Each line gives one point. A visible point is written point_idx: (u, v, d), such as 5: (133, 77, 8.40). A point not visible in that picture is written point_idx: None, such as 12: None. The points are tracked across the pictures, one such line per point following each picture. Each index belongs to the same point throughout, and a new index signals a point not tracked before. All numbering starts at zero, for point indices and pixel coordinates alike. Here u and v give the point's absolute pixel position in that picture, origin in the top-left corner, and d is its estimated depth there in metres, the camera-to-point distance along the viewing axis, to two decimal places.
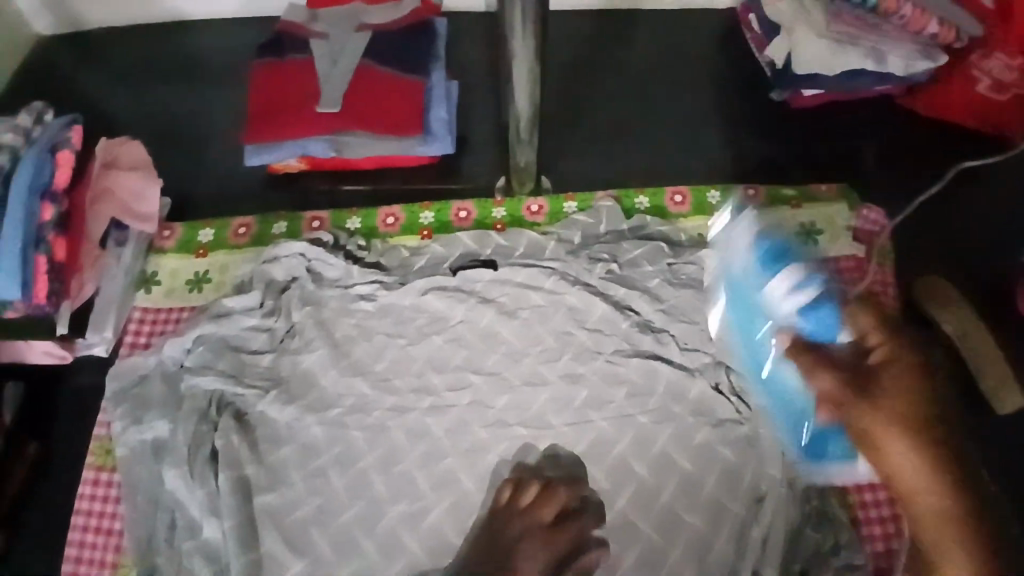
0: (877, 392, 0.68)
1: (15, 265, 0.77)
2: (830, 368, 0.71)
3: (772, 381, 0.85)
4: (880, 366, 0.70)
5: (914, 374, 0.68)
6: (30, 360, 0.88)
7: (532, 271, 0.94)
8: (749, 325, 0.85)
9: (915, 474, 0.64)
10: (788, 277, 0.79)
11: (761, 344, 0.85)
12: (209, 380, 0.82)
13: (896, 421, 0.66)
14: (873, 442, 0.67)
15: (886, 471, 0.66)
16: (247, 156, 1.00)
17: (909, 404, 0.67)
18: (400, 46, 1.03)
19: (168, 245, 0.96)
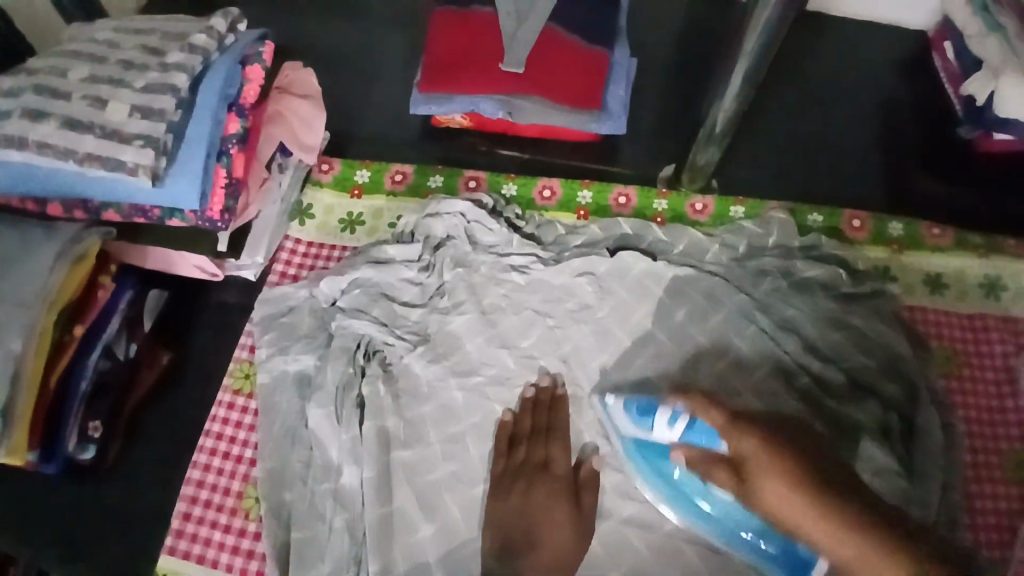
0: (750, 481, 0.63)
1: (199, 172, 0.71)
2: (720, 424, 0.65)
3: (702, 512, 0.71)
4: (738, 440, 0.64)
5: (765, 443, 0.63)
6: (175, 271, 0.83)
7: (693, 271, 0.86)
8: (655, 456, 0.72)
9: (831, 526, 0.58)
10: (667, 409, 0.70)
11: (677, 476, 0.71)
12: (362, 322, 0.81)
13: (780, 481, 0.61)
14: (773, 512, 0.61)
15: (823, 548, 0.59)
16: (414, 103, 0.96)
17: (787, 488, 0.61)
18: (587, 11, 0.96)
19: (325, 179, 0.95)
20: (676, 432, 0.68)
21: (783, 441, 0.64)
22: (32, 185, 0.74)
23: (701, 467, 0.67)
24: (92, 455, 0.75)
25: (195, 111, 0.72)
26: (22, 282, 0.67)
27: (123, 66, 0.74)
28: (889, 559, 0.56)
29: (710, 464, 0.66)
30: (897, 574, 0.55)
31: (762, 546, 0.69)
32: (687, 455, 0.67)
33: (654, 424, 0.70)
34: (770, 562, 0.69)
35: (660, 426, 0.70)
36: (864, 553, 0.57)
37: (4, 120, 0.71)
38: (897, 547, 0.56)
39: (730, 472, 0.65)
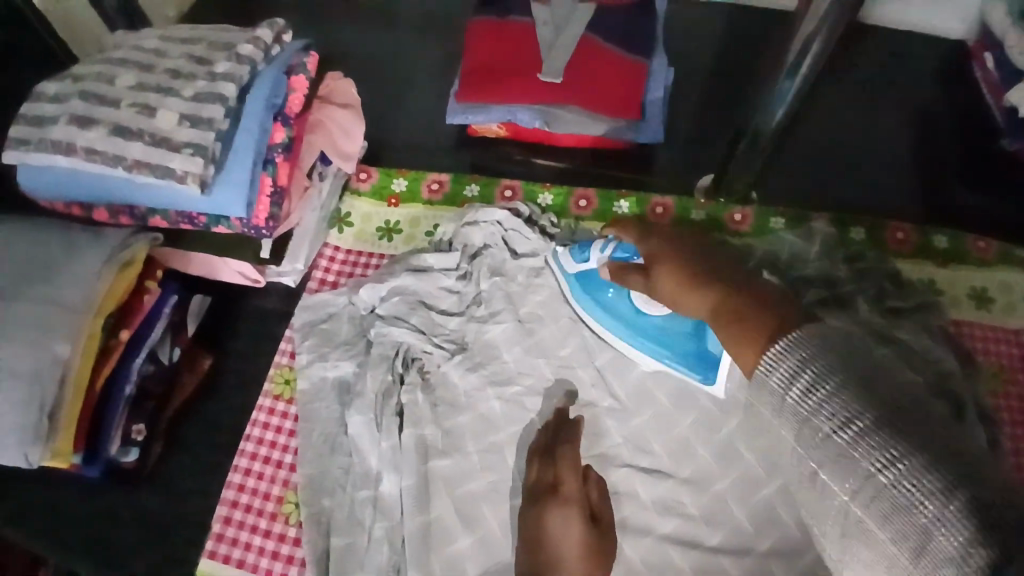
0: (653, 271, 0.70)
1: (246, 181, 0.72)
2: (635, 238, 0.73)
3: (643, 330, 0.77)
4: (649, 244, 0.71)
5: (668, 242, 0.70)
6: (217, 276, 0.84)
7: None
8: (596, 284, 0.80)
9: (697, 296, 0.65)
10: (599, 242, 0.77)
11: (612, 299, 0.79)
12: (402, 331, 0.81)
13: (670, 273, 0.68)
14: (672, 299, 0.68)
15: (684, 304, 0.67)
16: (451, 113, 0.97)
17: (681, 285, 0.67)
18: (624, 22, 0.97)
19: (363, 188, 0.96)
20: (604, 256, 0.77)
21: (698, 238, 0.71)
22: (80, 189, 0.75)
23: (619, 279, 0.75)
24: (135, 459, 0.76)
25: (243, 121, 0.73)
26: (71, 287, 0.68)
27: (171, 75, 0.75)
28: (737, 316, 0.61)
29: (625, 274, 0.74)
30: (751, 313, 0.60)
31: (682, 351, 0.76)
32: (613, 270, 0.75)
33: (589, 255, 0.79)
34: (693, 369, 0.76)
35: (592, 252, 0.78)
36: (708, 305, 0.65)
37: (55, 126, 0.72)
38: (738, 305, 0.61)
39: (639, 273, 0.72)
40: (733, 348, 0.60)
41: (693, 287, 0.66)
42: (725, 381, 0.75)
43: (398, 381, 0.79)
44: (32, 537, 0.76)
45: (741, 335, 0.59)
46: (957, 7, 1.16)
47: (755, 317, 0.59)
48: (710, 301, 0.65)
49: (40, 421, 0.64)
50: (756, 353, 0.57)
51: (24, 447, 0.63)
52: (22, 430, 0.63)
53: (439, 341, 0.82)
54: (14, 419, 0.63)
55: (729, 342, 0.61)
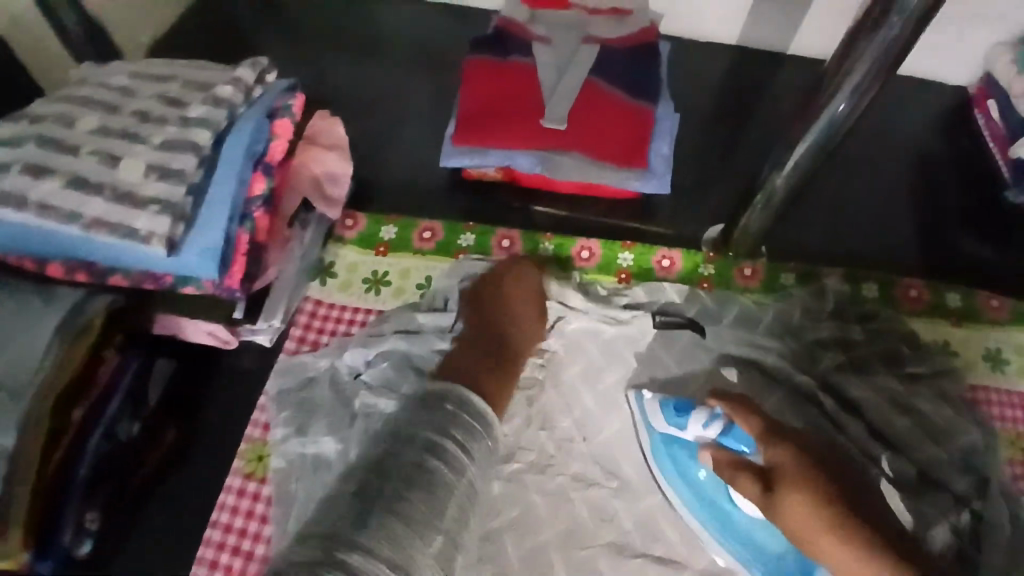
0: (779, 488, 0.61)
1: (219, 239, 0.65)
2: (760, 433, 0.64)
3: (727, 525, 0.67)
4: (774, 450, 0.62)
5: (799, 452, 0.62)
6: (185, 337, 0.76)
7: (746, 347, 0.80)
8: (685, 459, 0.69)
9: (862, 555, 0.56)
10: (705, 412, 0.67)
11: (702, 479, 0.68)
12: (389, 403, 0.73)
13: (804, 497, 0.59)
14: (796, 529, 0.59)
15: (824, 556, 0.58)
16: (446, 156, 0.91)
17: (812, 516, 0.58)
18: (628, 66, 0.93)
19: (349, 235, 0.89)
20: (711, 432, 0.66)
21: (814, 445, 0.65)
22: (32, 244, 0.67)
23: (726, 473, 0.64)
24: (89, 550, 0.67)
25: (217, 172, 0.66)
26: (19, 363, 0.60)
27: (139, 118, 0.68)
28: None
29: (737, 469, 0.63)
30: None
31: (779, 564, 0.66)
32: (720, 459, 0.65)
33: (688, 422, 0.68)
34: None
35: (693, 423, 0.67)
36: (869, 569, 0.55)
37: (5, 175, 0.63)
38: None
39: (758, 478, 0.62)
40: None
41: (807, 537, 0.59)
42: None
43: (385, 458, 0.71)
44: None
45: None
46: (958, 56, 1.15)
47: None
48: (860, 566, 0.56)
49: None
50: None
51: None
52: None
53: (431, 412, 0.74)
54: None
55: None
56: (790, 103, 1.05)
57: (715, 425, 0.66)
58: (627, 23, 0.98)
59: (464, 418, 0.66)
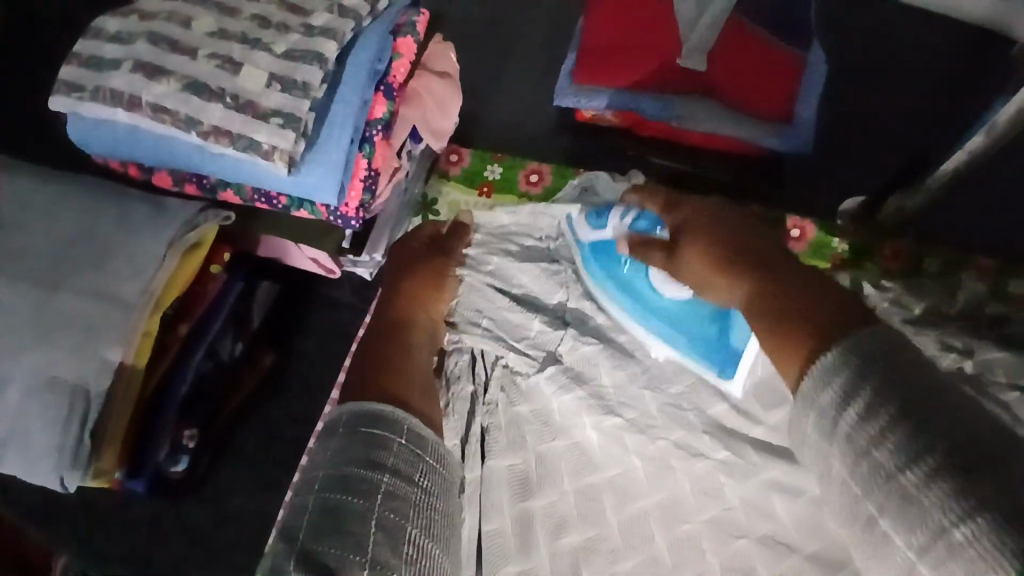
0: (682, 246, 0.61)
1: (341, 162, 0.60)
2: (660, 208, 0.67)
3: (663, 314, 0.71)
4: (681, 219, 0.62)
5: (701, 212, 0.62)
6: (291, 263, 0.74)
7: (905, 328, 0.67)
8: (609, 256, 0.73)
9: (736, 280, 0.54)
10: (620, 209, 0.71)
11: (626, 274, 0.72)
12: (484, 337, 0.74)
13: (700, 245, 0.58)
14: (702, 281, 0.58)
15: (713, 291, 0.57)
16: (559, 95, 0.84)
17: (705, 263, 0.57)
18: (778, 5, 0.82)
19: (453, 172, 0.85)
20: (624, 226, 0.70)
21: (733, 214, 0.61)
22: (138, 150, 0.63)
23: (639, 251, 0.67)
24: (183, 468, 0.66)
25: (339, 89, 0.61)
26: (125, 273, 0.56)
27: (258, 23, 0.62)
28: (782, 307, 0.48)
29: (644, 246, 0.66)
30: (811, 309, 0.46)
31: (699, 335, 0.70)
32: (631, 241, 0.68)
33: (607, 222, 0.72)
34: (710, 359, 0.70)
35: (611, 219, 0.71)
36: (756, 283, 0.52)
37: (119, 74, 0.60)
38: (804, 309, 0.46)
39: (660, 246, 0.64)
40: (768, 343, 0.47)
41: (716, 275, 0.56)
42: (744, 372, 0.68)
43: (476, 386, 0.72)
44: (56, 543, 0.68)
45: (784, 335, 0.46)
46: None
47: (790, 318, 0.46)
48: (745, 283, 0.54)
49: (79, 439, 0.52)
50: (793, 361, 0.44)
51: (60, 468, 0.52)
52: (55, 451, 0.52)
53: (514, 340, 0.74)
54: (53, 431, 0.52)
55: (766, 349, 0.48)
56: (942, 65, 0.93)
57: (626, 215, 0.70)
58: None
59: (369, 417, 0.52)
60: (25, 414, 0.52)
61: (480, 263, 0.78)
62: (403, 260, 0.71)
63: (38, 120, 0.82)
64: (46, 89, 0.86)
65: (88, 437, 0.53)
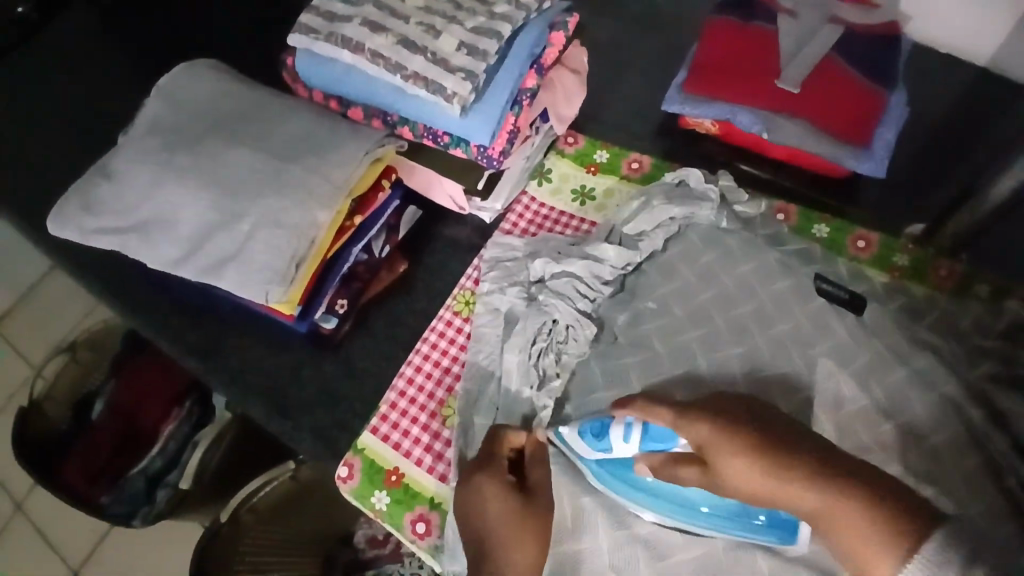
0: (716, 466, 0.61)
1: (497, 115, 0.80)
2: (674, 419, 0.64)
3: (721, 515, 0.68)
4: (691, 429, 0.62)
5: (714, 425, 0.61)
6: (431, 196, 0.92)
7: (902, 342, 0.81)
8: (624, 471, 0.71)
9: (804, 495, 0.55)
10: (616, 424, 0.71)
11: (650, 482, 0.70)
12: (565, 307, 0.84)
13: (740, 462, 0.58)
14: (748, 493, 0.58)
15: (788, 506, 0.56)
16: (668, 101, 1.00)
17: (758, 474, 0.57)
18: (870, 52, 0.97)
19: (568, 150, 1.02)
20: (631, 444, 0.69)
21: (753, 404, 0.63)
22: (347, 87, 0.85)
23: (665, 473, 0.66)
24: (332, 326, 0.87)
25: (505, 62, 0.82)
26: (334, 164, 0.77)
27: (454, 5, 0.83)
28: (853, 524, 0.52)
29: (673, 466, 0.65)
30: (855, 526, 0.52)
31: (757, 524, 0.67)
32: (647, 463, 0.68)
33: (609, 443, 0.71)
34: (767, 535, 0.67)
35: (614, 440, 0.70)
36: (815, 502, 0.54)
37: (348, 25, 0.82)
38: (849, 505, 0.53)
39: (695, 463, 0.64)
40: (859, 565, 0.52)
41: (782, 500, 0.56)
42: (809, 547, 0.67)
43: (552, 326, 0.84)
44: (212, 374, 0.86)
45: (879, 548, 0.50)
46: None
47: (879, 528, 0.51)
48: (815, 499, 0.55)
49: (286, 266, 0.73)
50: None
51: (268, 284, 0.73)
52: (269, 272, 0.73)
53: (591, 307, 0.86)
54: (270, 259, 0.73)
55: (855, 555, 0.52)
56: (1011, 129, 1.05)
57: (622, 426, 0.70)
58: (875, 13, 1.02)
59: None
60: (251, 243, 0.74)
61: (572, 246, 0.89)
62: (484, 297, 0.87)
63: (249, 64, 1.06)
64: (256, 42, 1.09)
65: (293, 267, 0.74)
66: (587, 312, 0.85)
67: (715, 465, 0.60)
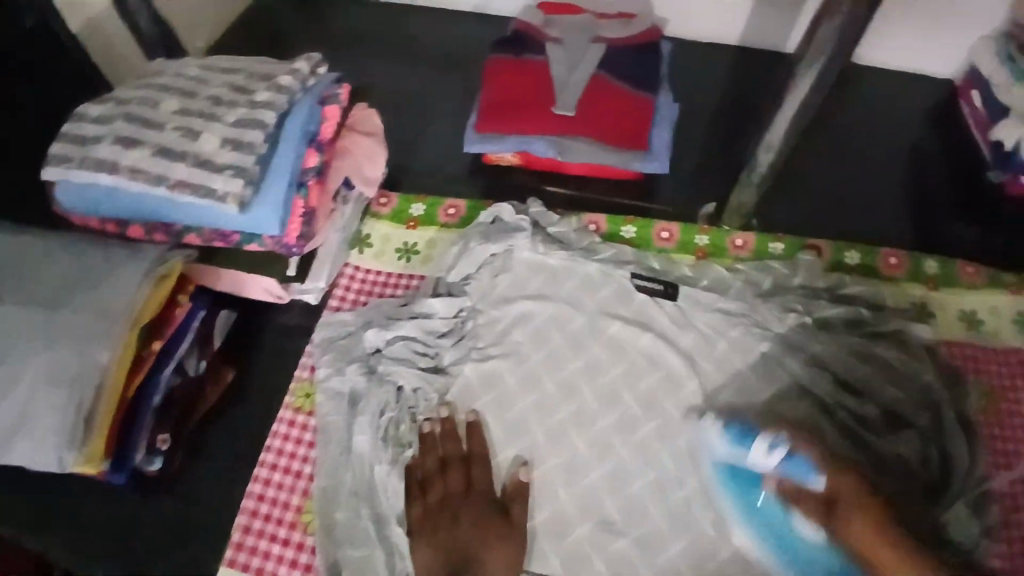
0: (839, 510, 0.72)
1: (281, 202, 0.78)
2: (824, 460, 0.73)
3: (780, 533, 0.75)
4: (835, 475, 0.72)
5: (850, 475, 0.72)
6: (244, 294, 0.87)
7: (714, 317, 0.89)
8: (746, 482, 0.77)
9: (888, 539, 0.69)
10: (765, 441, 0.76)
11: (763, 502, 0.76)
12: (406, 371, 0.82)
13: (867, 518, 0.70)
14: (865, 552, 0.70)
15: (876, 561, 0.69)
16: (468, 142, 1.03)
17: (873, 532, 0.69)
18: (632, 62, 1.05)
19: (383, 211, 1.01)
20: (772, 460, 0.75)
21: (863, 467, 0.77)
22: (116, 208, 0.80)
23: (793, 494, 0.74)
24: (159, 467, 0.78)
25: (278, 147, 0.80)
26: (108, 297, 0.71)
27: (212, 101, 0.81)
28: (891, 533, 0.69)
29: (802, 492, 0.74)
30: (898, 560, 0.68)
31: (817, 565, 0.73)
32: (785, 487, 0.75)
33: (752, 448, 0.76)
34: None
35: (759, 449, 0.76)
36: (875, 541, 0.69)
37: (100, 145, 0.77)
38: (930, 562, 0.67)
39: (819, 500, 0.73)
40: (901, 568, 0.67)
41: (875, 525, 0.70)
42: None
43: (398, 394, 0.81)
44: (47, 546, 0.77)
45: None
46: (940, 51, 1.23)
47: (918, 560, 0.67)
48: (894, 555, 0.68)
49: (74, 422, 0.67)
50: None
51: (58, 449, 0.66)
52: (56, 433, 0.66)
53: (433, 362, 0.84)
54: (53, 419, 0.66)
55: None
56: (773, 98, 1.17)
57: (772, 446, 0.75)
58: (632, 24, 1.11)
59: None
60: (27, 406, 0.66)
61: (402, 310, 0.87)
62: (320, 386, 0.83)
63: None
64: None
65: (81, 422, 0.67)
66: (430, 369, 0.84)
67: (836, 507, 0.72)
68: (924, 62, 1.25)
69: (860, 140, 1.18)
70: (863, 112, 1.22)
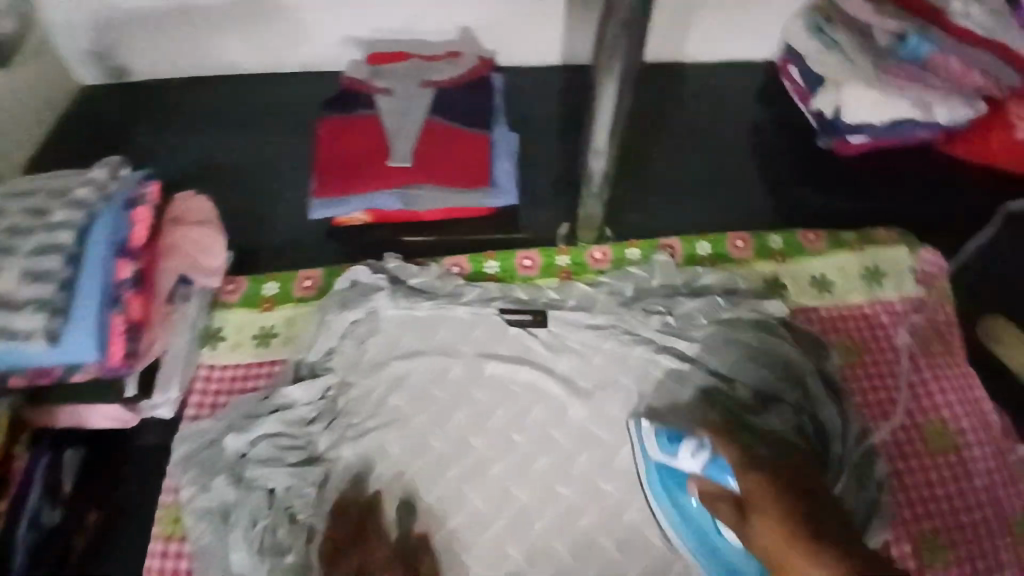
0: (748, 505, 0.67)
1: (95, 326, 0.73)
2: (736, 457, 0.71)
3: (708, 534, 0.74)
4: (745, 477, 0.68)
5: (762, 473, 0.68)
6: (87, 425, 0.81)
7: (586, 335, 0.89)
8: (676, 484, 0.76)
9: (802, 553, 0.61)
10: (692, 443, 0.75)
11: (693, 508, 0.75)
12: (274, 472, 0.77)
13: (768, 520, 0.65)
14: (766, 550, 0.64)
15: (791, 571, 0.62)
16: (313, 209, 0.99)
17: (776, 532, 0.64)
18: (463, 101, 1.05)
19: (234, 299, 0.95)
20: (698, 462, 0.74)
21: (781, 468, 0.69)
22: None
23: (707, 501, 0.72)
24: None
25: (83, 267, 0.74)
26: None
27: (4, 234, 0.74)
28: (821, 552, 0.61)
29: (714, 498, 0.71)
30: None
31: None
32: (703, 487, 0.73)
33: (677, 450, 0.76)
34: None
35: (683, 452, 0.75)
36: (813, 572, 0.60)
37: None
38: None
39: (729, 503, 0.70)
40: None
41: (787, 543, 0.63)
42: None
43: (270, 498, 0.77)
44: None
45: None
46: (757, 29, 1.22)
47: None
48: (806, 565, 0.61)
49: None
50: None
51: None
52: None
53: (305, 453, 0.80)
54: None
55: None
56: None
57: (698, 453, 0.74)
58: (458, 62, 1.12)
59: None
60: None
61: (263, 406, 0.82)
62: (186, 508, 0.77)
63: None
64: None
65: None
66: (303, 462, 0.79)
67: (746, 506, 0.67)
68: (742, 45, 1.24)
69: (702, 126, 1.21)
70: (703, 98, 1.24)
